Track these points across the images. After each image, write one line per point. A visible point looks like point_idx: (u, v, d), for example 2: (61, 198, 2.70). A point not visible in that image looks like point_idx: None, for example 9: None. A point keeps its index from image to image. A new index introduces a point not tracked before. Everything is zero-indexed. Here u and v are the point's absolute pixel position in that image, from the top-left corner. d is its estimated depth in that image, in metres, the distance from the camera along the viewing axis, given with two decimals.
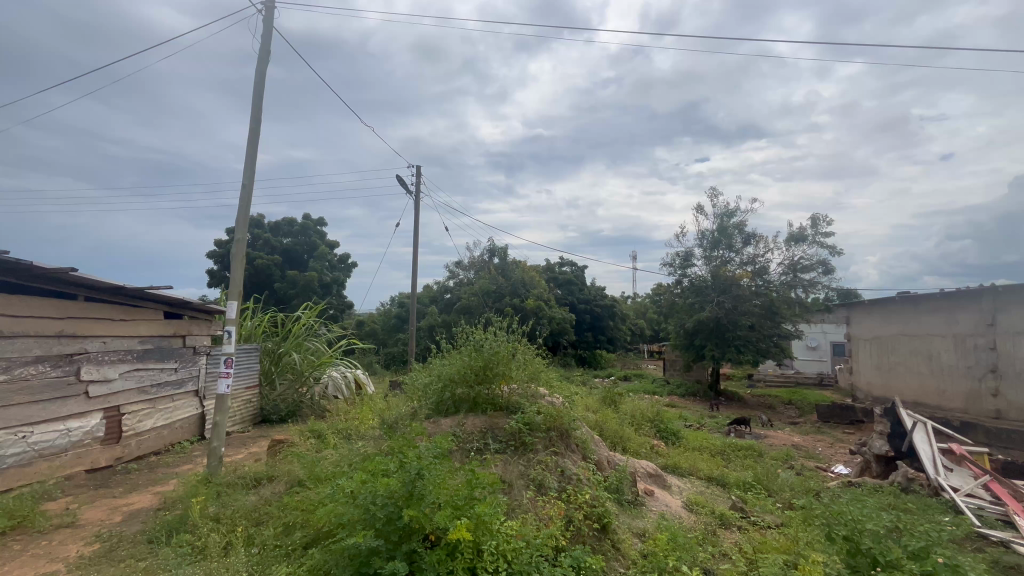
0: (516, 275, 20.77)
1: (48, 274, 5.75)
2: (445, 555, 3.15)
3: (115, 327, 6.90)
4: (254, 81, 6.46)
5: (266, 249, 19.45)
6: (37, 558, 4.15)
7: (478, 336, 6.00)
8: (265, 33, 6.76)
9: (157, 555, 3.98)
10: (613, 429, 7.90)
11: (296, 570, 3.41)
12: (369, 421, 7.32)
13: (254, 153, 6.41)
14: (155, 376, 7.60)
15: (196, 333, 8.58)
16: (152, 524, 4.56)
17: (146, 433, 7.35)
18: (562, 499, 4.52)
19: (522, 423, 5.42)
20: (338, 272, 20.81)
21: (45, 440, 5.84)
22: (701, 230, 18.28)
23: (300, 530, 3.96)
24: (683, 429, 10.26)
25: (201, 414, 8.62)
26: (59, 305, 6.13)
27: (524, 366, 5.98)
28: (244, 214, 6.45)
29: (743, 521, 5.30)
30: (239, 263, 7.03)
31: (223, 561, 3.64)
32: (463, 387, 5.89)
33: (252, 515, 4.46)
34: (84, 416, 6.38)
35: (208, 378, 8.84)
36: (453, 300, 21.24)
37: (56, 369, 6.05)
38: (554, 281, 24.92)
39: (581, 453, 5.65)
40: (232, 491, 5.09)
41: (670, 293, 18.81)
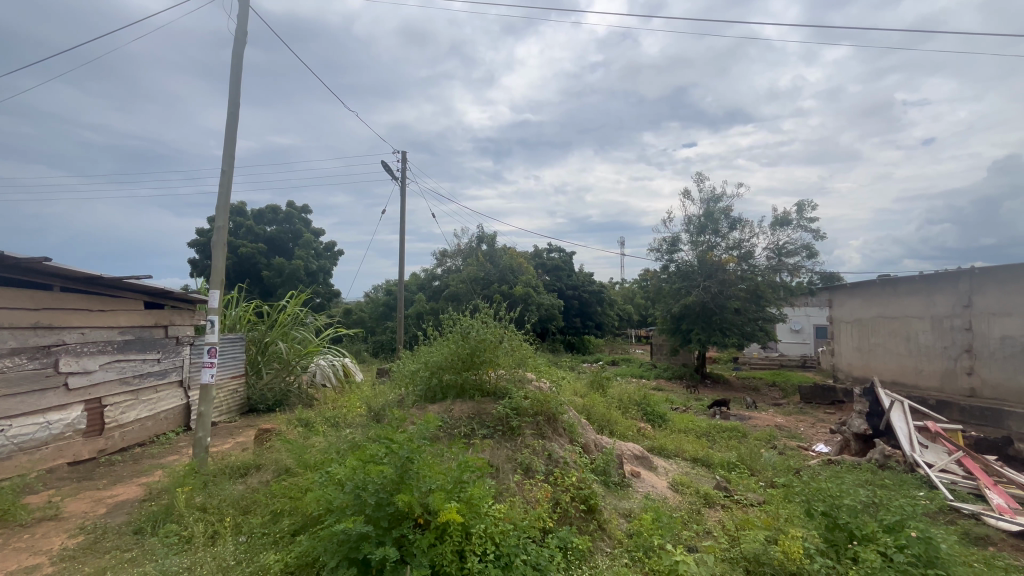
0: (504, 262, 20.71)
1: (21, 264, 5.57)
2: (434, 539, 3.17)
3: (94, 318, 6.74)
4: (231, 65, 6.27)
5: (250, 236, 18.99)
6: (20, 552, 4.10)
7: (465, 323, 5.99)
8: (241, 15, 6.55)
9: (144, 546, 3.96)
10: (601, 412, 7.99)
11: (284, 558, 3.40)
12: (357, 409, 7.31)
13: (233, 139, 6.25)
14: (137, 367, 7.48)
15: (179, 323, 8.44)
16: (137, 515, 4.52)
17: (129, 424, 7.26)
18: (549, 482, 4.58)
19: (510, 408, 5.44)
20: (325, 260, 20.59)
21: (25, 433, 5.74)
22: (688, 215, 18.39)
23: (287, 516, 3.95)
24: (669, 412, 10.42)
25: (186, 405, 8.53)
26: (34, 296, 5.96)
27: (512, 351, 6.00)
28: (225, 202, 6.31)
29: (727, 500, 5.44)
30: (220, 252, 6.88)
31: (210, 551, 3.63)
32: (451, 373, 5.88)
33: (239, 504, 4.44)
34: (64, 409, 6.27)
35: (193, 368, 8.72)
36: (441, 287, 21.18)
37: (33, 362, 5.92)
38: (542, 268, 24.91)
39: (568, 437, 5.71)
40: (219, 480, 5.06)
41: (657, 278, 18.96)
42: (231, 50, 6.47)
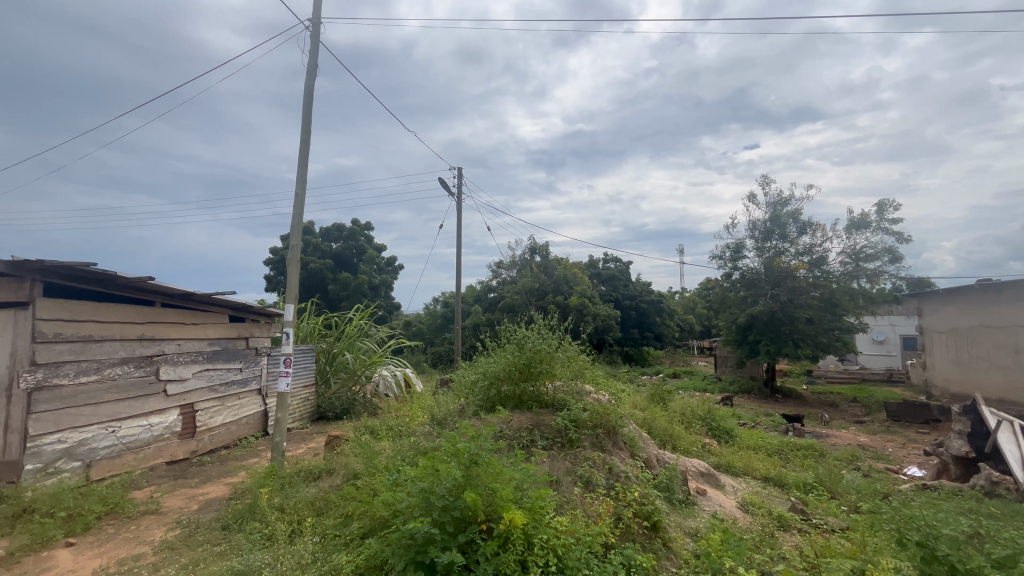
0: (559, 273, 20.66)
1: (130, 283, 6.28)
2: (498, 547, 3.23)
3: (187, 331, 7.43)
4: (304, 97, 6.81)
5: (318, 253, 20.22)
6: (128, 541, 4.58)
7: (521, 334, 6.05)
8: (312, 51, 7.09)
9: (231, 541, 4.29)
10: (662, 427, 7.71)
11: (354, 560, 3.54)
12: (419, 418, 7.51)
13: (305, 164, 6.75)
14: (223, 376, 8.16)
15: (258, 335, 9.13)
16: (225, 512, 4.90)
17: (217, 428, 7.92)
18: (610, 496, 4.50)
19: (568, 420, 5.42)
20: (386, 275, 21.56)
21: (132, 434, 6.42)
22: (753, 220, 17.57)
23: (357, 520, 4.13)
24: (736, 427, 9.89)
25: (264, 411, 9.18)
26: (139, 310, 6.69)
27: (569, 363, 5.99)
28: (299, 222, 6.81)
29: (804, 524, 5.08)
30: (295, 268, 7.38)
31: (289, 548, 3.88)
32: (509, 384, 5.95)
33: (312, 506, 4.70)
34: (164, 413, 6.95)
35: (270, 377, 9.40)
36: (497, 299, 21.49)
37: (139, 370, 6.62)
38: (598, 278, 24.55)
39: (629, 451, 5.60)
40: (295, 483, 5.39)
41: (720, 287, 18.15)
42: (304, 83, 7.03)
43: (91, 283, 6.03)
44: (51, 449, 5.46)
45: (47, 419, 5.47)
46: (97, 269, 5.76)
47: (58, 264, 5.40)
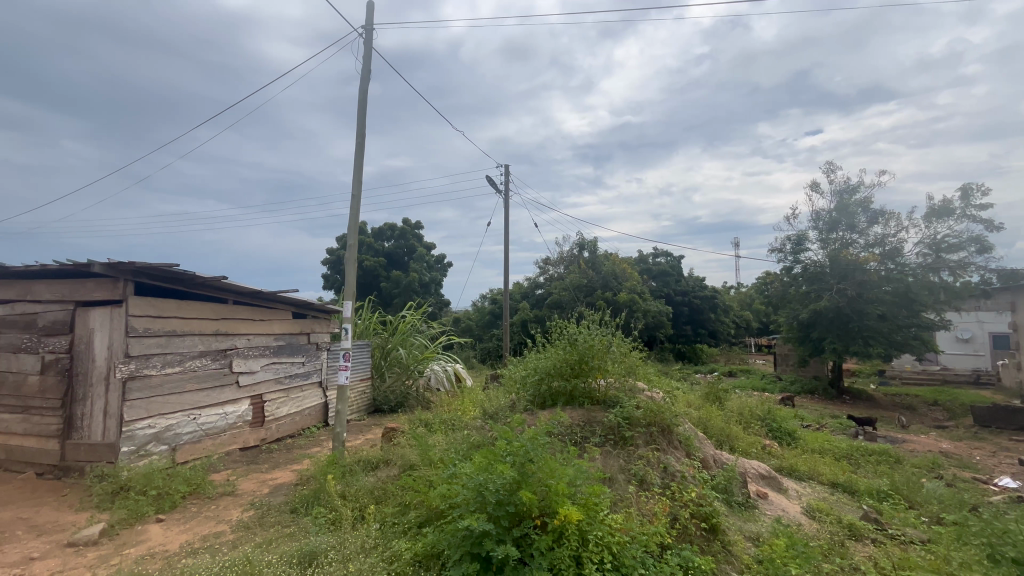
0: (608, 269, 20.33)
1: (206, 282, 6.79)
2: (553, 542, 3.24)
3: (256, 327, 7.95)
4: (359, 101, 7.08)
5: (371, 252, 20.98)
6: (209, 519, 4.98)
7: (572, 330, 6.03)
8: (366, 56, 7.36)
9: (299, 523, 4.57)
10: (718, 427, 7.44)
11: (412, 547, 3.67)
12: (471, 413, 7.65)
13: (361, 166, 7.02)
14: (288, 369, 8.67)
15: (319, 331, 9.63)
16: (293, 496, 5.22)
17: (283, 418, 8.42)
18: (666, 495, 4.40)
19: (621, 417, 5.35)
20: (436, 272, 22.07)
21: (210, 421, 6.96)
22: (816, 211, 16.54)
23: (414, 510, 4.27)
24: (800, 429, 9.38)
25: (324, 403, 9.66)
26: (214, 308, 7.22)
27: (621, 360, 5.91)
28: (355, 222, 7.10)
29: (878, 534, 4.75)
30: (353, 266, 7.71)
31: (352, 533, 4.08)
32: (560, 380, 5.94)
33: (372, 494, 4.91)
34: (236, 402, 7.48)
35: (330, 370, 9.89)
36: (544, 295, 21.48)
37: (215, 362, 7.15)
38: (648, 274, 23.94)
39: (684, 450, 5.46)
40: (356, 472, 5.65)
41: (780, 282, 17.23)
42: (358, 87, 7.31)
43: (174, 282, 6.56)
44: (142, 433, 6.00)
45: (139, 406, 6.02)
46: (178, 270, 6.27)
47: (145, 265, 5.92)
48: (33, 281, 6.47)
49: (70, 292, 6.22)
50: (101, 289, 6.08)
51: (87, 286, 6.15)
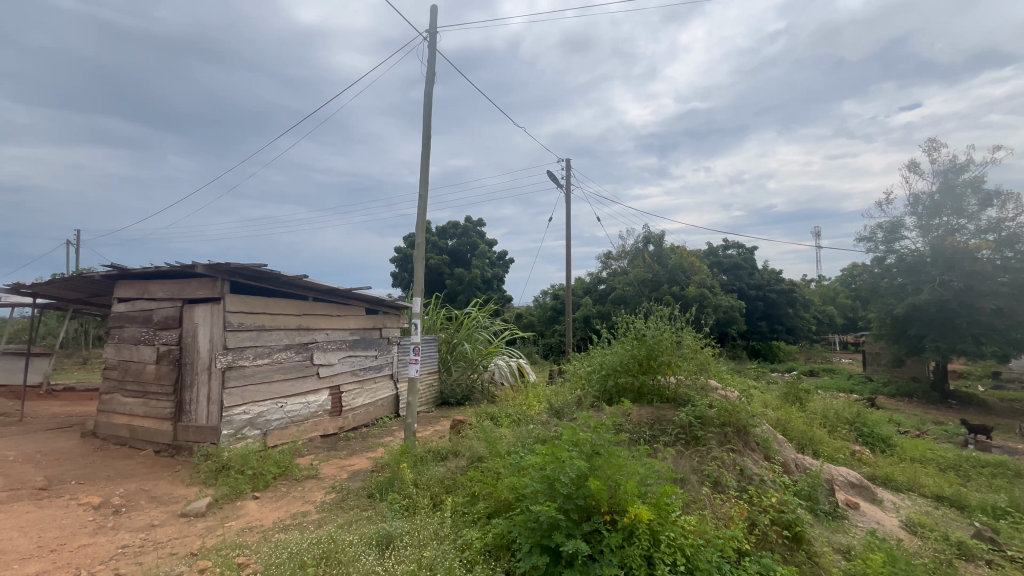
0: (674, 262, 19.57)
1: (290, 280, 7.33)
2: (623, 540, 3.19)
3: (333, 322, 8.49)
4: (425, 103, 7.31)
5: (436, 250, 21.66)
6: (297, 499, 5.41)
7: (639, 325, 5.89)
8: (430, 59, 7.58)
9: (377, 508, 4.84)
10: (800, 429, 6.95)
11: (483, 536, 3.76)
12: (535, 407, 7.70)
13: (428, 167, 7.25)
14: (363, 362, 9.17)
15: (390, 326, 10.09)
16: (370, 482, 5.53)
17: (358, 408, 8.93)
18: (743, 499, 4.19)
19: (693, 416, 5.14)
20: (498, 269, 22.36)
21: (295, 409, 7.53)
22: (914, 194, 14.96)
23: (483, 500, 4.37)
24: (896, 435, 8.53)
25: (396, 395, 10.12)
26: (297, 304, 7.78)
27: (692, 356, 5.69)
28: (423, 221, 7.35)
29: (995, 555, 4.22)
30: (421, 263, 8.00)
31: (425, 520, 4.26)
32: (627, 376, 5.82)
33: (442, 483, 5.09)
34: (317, 392, 8.03)
35: (401, 363, 10.35)
36: (607, 291, 21.09)
37: (298, 355, 7.72)
38: (718, 267, 22.78)
39: (763, 453, 5.16)
40: (427, 461, 5.88)
41: (870, 274, 15.74)
42: (424, 90, 7.54)
43: (263, 281, 7.14)
44: (239, 418, 6.62)
45: (236, 393, 6.64)
46: (267, 270, 6.81)
47: (239, 266, 6.50)
48: (149, 281, 7.31)
49: (178, 290, 6.97)
50: (203, 288, 6.75)
51: (192, 285, 6.86)
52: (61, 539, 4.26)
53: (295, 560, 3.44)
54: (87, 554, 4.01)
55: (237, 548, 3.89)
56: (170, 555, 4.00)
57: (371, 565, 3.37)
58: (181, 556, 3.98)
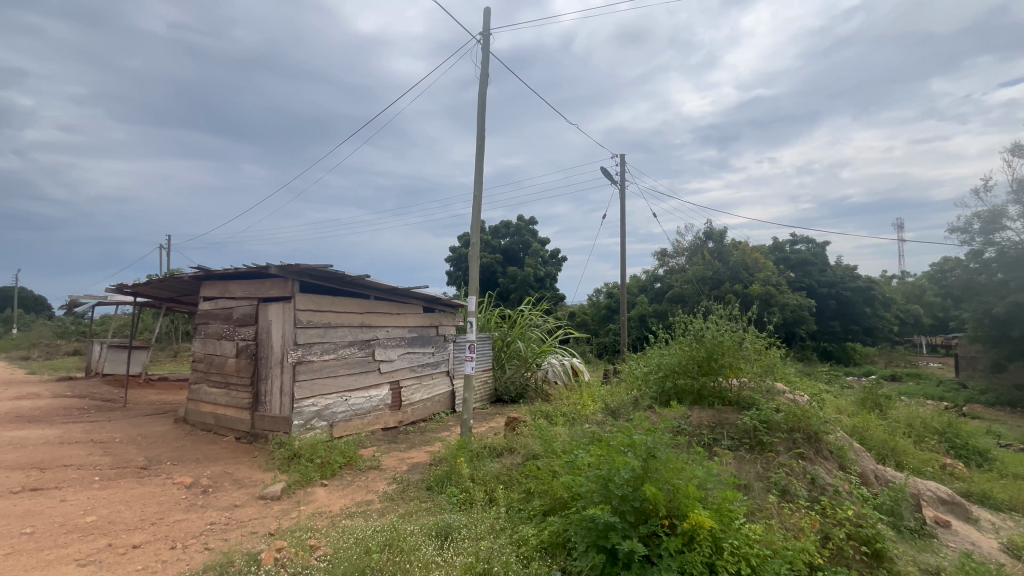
0: (736, 259, 18.62)
1: (353, 280, 7.69)
2: (683, 545, 3.11)
3: (393, 320, 8.83)
4: (479, 105, 7.44)
5: (489, 249, 21.95)
6: (361, 488, 5.69)
7: (699, 325, 5.69)
8: (484, 61, 7.69)
9: (436, 499, 5.00)
10: (879, 438, 6.42)
11: (538, 533, 3.79)
12: (590, 407, 7.64)
13: (482, 167, 7.37)
14: (420, 358, 9.47)
15: (445, 324, 10.36)
16: (428, 474, 5.72)
17: (417, 403, 9.23)
18: (815, 510, 3.96)
19: (758, 421, 4.90)
20: (550, 267, 22.32)
21: (358, 402, 7.91)
22: (1019, 180, 13.39)
23: (538, 497, 4.40)
24: (996, 449, 7.68)
25: (452, 391, 10.37)
26: (360, 303, 8.16)
27: (757, 358, 5.43)
28: (477, 220, 7.48)
29: None
30: (476, 263, 8.14)
31: (482, 514, 4.35)
32: (686, 378, 5.63)
33: (498, 478, 5.17)
34: (379, 387, 8.39)
35: (456, 360, 10.59)
36: (664, 289, 20.49)
37: (361, 351, 8.09)
38: (785, 264, 21.45)
39: (837, 462, 4.83)
40: (483, 456, 6.00)
41: (964, 269, 14.26)
42: (477, 92, 7.67)
43: (329, 281, 7.55)
44: (308, 410, 7.06)
45: (306, 386, 7.08)
46: (332, 270, 7.20)
47: (307, 267, 6.93)
48: (229, 282, 7.95)
49: (254, 290, 7.52)
50: (276, 287, 7.25)
51: (266, 285, 7.38)
52: (160, 513, 4.74)
53: (361, 546, 3.62)
54: (181, 528, 4.44)
55: (309, 530, 4.16)
56: (251, 533, 4.35)
57: (431, 555, 3.49)
58: (260, 535, 4.32)
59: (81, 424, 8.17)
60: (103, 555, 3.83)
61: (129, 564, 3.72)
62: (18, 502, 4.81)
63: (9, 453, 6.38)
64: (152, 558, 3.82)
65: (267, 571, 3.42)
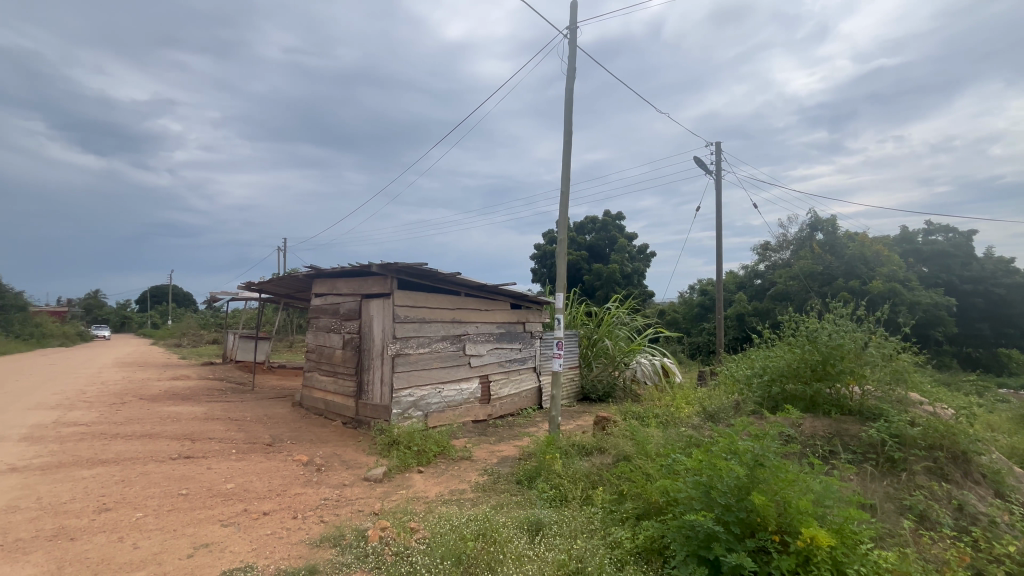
0: (852, 252, 16.54)
1: (444, 277, 8.03)
2: (797, 566, 2.83)
3: (483, 316, 9.09)
4: (566, 100, 7.38)
5: (573, 246, 21.76)
6: (455, 478, 5.91)
7: (813, 326, 5.17)
8: (570, 55, 7.61)
9: (527, 494, 5.06)
10: None
11: (633, 538, 3.67)
12: (685, 409, 7.28)
13: (570, 162, 7.30)
14: (509, 354, 9.66)
15: (533, 321, 10.44)
16: (518, 469, 5.80)
17: (505, 397, 9.42)
18: (964, 543, 3.41)
19: (888, 434, 4.32)
20: (638, 263, 21.64)
21: (450, 395, 8.26)
22: None
23: (631, 500, 4.26)
24: None
25: (539, 387, 10.44)
26: (452, 299, 8.50)
27: (885, 364, 4.79)
28: (565, 217, 7.43)
29: None
30: (564, 259, 8.09)
31: (574, 513, 4.31)
32: (796, 383, 5.14)
33: (588, 478, 5.09)
34: (469, 380, 8.68)
35: (543, 357, 10.66)
36: (764, 286, 19.00)
37: (453, 345, 8.43)
38: (915, 257, 18.72)
39: (991, 489, 4.13)
40: (572, 454, 5.96)
41: None
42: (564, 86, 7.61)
43: (424, 278, 7.95)
44: (406, 399, 7.51)
45: (403, 377, 7.53)
46: (426, 268, 7.56)
47: (404, 265, 7.35)
48: (336, 280, 8.69)
49: (358, 287, 8.14)
50: (377, 284, 7.79)
51: (368, 282, 7.96)
52: (283, 486, 5.31)
53: (456, 533, 3.76)
54: (300, 501, 4.94)
55: (409, 513, 4.42)
56: (358, 511, 4.73)
57: (522, 548, 3.53)
58: (366, 513, 4.67)
59: (220, 403, 9.44)
60: (241, 518, 4.39)
61: (261, 528, 4.23)
62: (175, 467, 5.67)
63: (169, 425, 7.55)
64: (279, 525, 4.30)
65: (373, 548, 3.69)
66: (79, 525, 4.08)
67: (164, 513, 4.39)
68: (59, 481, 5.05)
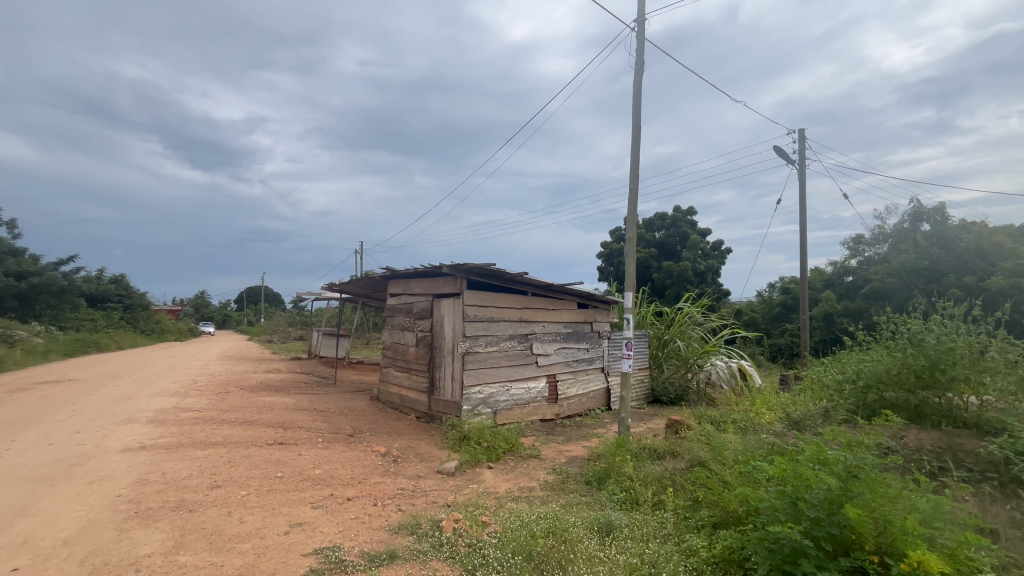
0: (966, 244, 14.48)
1: (511, 277, 8.14)
2: None
3: (550, 316, 9.11)
4: (634, 95, 7.22)
5: (642, 243, 21.18)
6: (523, 475, 5.98)
7: (916, 328, 4.68)
8: (638, 48, 7.42)
9: (596, 495, 5.03)
10: None
11: (710, 547, 3.52)
12: (766, 415, 6.85)
13: (639, 158, 7.13)
14: (576, 354, 9.60)
15: (601, 320, 10.30)
16: (587, 469, 5.77)
17: (572, 397, 9.38)
18: None
19: (1012, 451, 3.80)
20: (712, 260, 20.63)
21: (519, 393, 8.37)
22: None
23: (708, 508, 4.08)
24: None
25: (607, 388, 10.28)
26: (520, 299, 8.61)
27: (1008, 372, 4.21)
28: (634, 214, 7.26)
29: None
30: (633, 258, 7.91)
31: (645, 517, 4.21)
32: (896, 390, 4.67)
33: (660, 482, 4.96)
34: (536, 379, 8.74)
35: (611, 357, 10.47)
36: (857, 283, 17.44)
37: (520, 344, 8.53)
38: None
39: None
40: (643, 457, 5.82)
41: None
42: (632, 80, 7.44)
43: (492, 278, 8.11)
44: (476, 397, 7.72)
45: (473, 374, 7.74)
46: (494, 269, 7.73)
47: (474, 266, 7.55)
48: (410, 280, 9.11)
49: (431, 287, 8.48)
50: (448, 284, 8.08)
51: (439, 282, 8.27)
52: (364, 475, 5.67)
53: (527, 529, 3.82)
54: (379, 489, 5.25)
55: (480, 507, 4.55)
56: (432, 502, 4.94)
57: (593, 549, 3.52)
58: (440, 505, 4.87)
59: (308, 395, 10.23)
60: (328, 502, 4.75)
61: (346, 512, 4.54)
62: (272, 452, 6.24)
63: (265, 413, 8.31)
64: (361, 510, 4.60)
65: (447, 538, 3.85)
66: (196, 498, 4.63)
67: (264, 492, 4.86)
68: (179, 459, 5.75)
